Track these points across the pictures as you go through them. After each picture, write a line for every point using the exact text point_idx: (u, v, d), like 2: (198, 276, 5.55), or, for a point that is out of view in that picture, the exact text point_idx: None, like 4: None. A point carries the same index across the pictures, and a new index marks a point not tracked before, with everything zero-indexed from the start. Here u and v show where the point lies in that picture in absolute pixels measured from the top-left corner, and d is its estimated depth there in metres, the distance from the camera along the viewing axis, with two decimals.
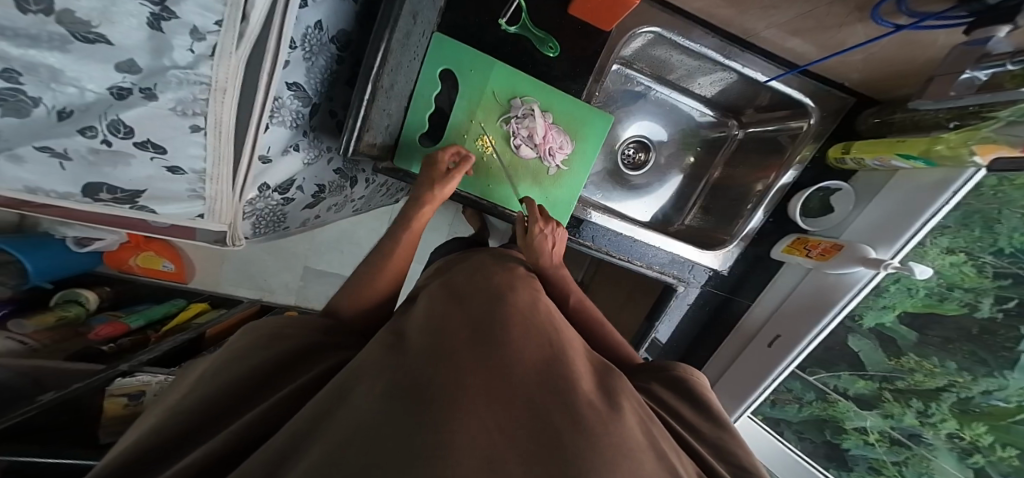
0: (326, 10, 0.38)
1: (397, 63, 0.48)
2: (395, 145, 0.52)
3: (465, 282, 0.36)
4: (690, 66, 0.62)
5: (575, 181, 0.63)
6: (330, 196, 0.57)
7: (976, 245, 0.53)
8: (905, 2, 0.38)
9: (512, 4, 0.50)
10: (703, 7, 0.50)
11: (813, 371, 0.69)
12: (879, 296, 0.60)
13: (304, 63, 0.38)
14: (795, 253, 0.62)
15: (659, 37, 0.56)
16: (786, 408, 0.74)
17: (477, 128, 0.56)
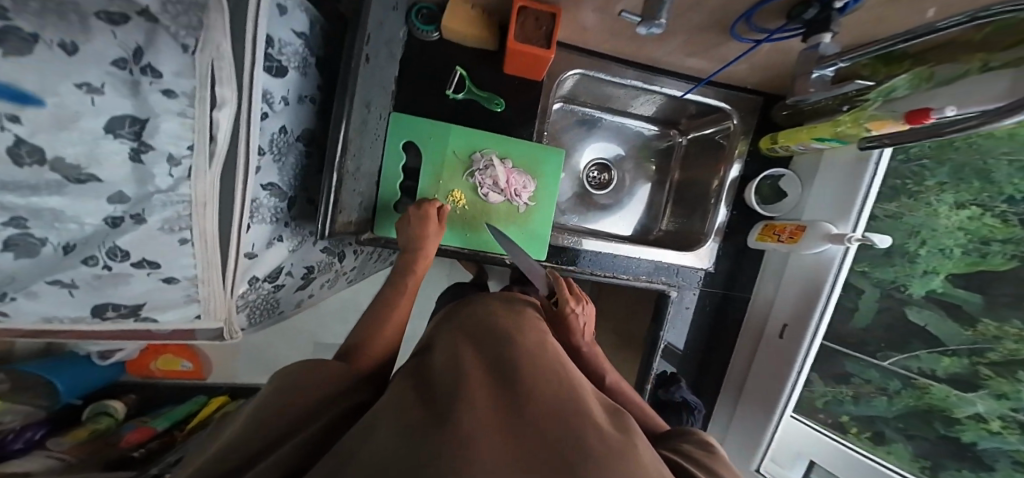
0: (290, 116, 0.41)
1: (363, 144, 0.48)
2: (375, 217, 0.58)
3: (475, 323, 0.38)
4: (621, 94, 0.69)
5: (547, 213, 0.67)
6: (319, 274, 0.62)
7: (987, 196, 0.51)
8: (751, 23, 0.43)
9: (454, 75, 0.58)
10: (614, 48, 0.59)
11: (886, 356, 0.62)
12: (913, 261, 0.59)
13: (275, 165, 0.41)
14: (767, 240, 0.63)
15: (585, 76, 0.65)
16: (873, 403, 0.64)
17: (445, 186, 0.61)
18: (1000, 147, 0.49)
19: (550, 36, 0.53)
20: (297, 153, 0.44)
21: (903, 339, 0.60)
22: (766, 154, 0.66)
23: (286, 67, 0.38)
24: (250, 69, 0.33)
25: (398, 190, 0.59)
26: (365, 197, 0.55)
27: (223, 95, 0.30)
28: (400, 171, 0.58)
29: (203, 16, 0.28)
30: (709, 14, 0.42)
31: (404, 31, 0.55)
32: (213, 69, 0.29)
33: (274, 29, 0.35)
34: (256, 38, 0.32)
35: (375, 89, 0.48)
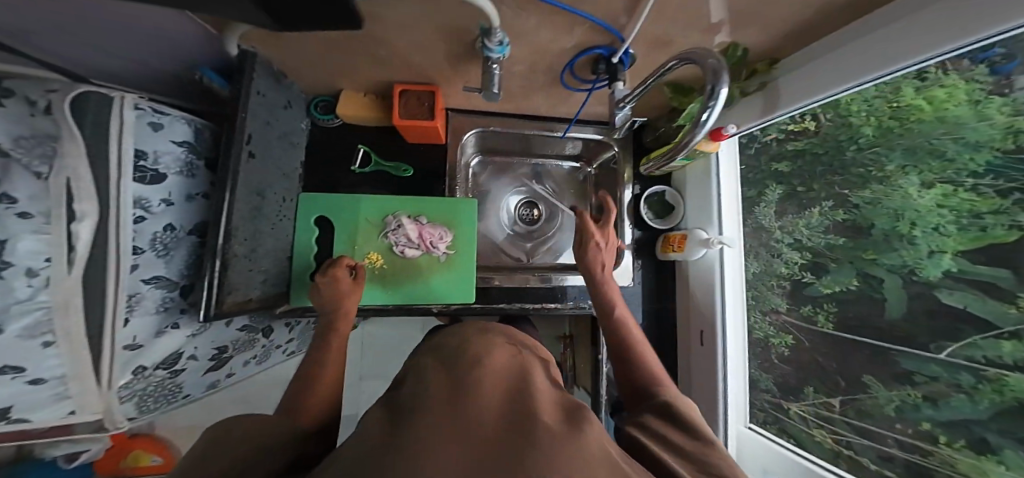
0: (176, 214, 0.45)
1: (260, 227, 0.51)
2: (291, 287, 0.62)
3: (437, 340, 0.38)
4: (522, 142, 0.79)
5: (467, 259, 0.69)
6: (239, 352, 0.62)
7: (952, 171, 0.42)
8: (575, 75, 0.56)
9: (357, 153, 0.67)
10: (499, 105, 0.70)
11: (940, 346, 0.43)
12: (914, 243, 0.46)
13: (162, 260, 0.44)
14: (669, 250, 0.77)
15: (483, 133, 0.74)
16: (956, 404, 0.42)
17: (362, 249, 0.64)
18: (935, 126, 0.43)
19: (433, 108, 0.60)
20: (189, 246, 0.48)
21: (956, 323, 0.42)
22: (649, 174, 0.83)
23: (162, 173, 0.43)
24: (116, 177, 0.38)
25: (314, 261, 0.63)
26: (271, 274, 0.56)
27: (83, 208, 0.35)
28: (314, 242, 0.63)
29: (57, 146, 0.34)
30: (537, 59, 0.52)
31: (308, 122, 0.65)
32: (71, 186, 0.34)
33: (144, 142, 0.41)
34: (121, 153, 0.38)
35: (268, 177, 0.52)
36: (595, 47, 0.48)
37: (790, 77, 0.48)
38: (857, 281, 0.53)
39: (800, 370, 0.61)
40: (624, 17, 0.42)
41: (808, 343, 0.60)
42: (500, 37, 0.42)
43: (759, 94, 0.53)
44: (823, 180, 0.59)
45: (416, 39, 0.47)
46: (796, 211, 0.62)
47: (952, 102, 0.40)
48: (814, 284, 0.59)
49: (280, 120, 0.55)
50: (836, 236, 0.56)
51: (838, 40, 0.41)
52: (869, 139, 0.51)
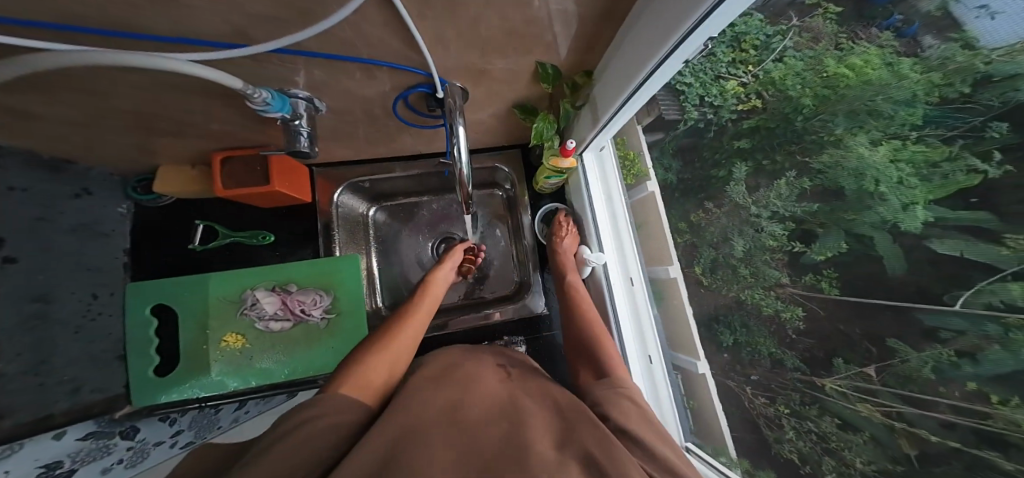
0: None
1: (48, 334, 0.52)
2: (130, 388, 0.62)
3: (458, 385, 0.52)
4: (406, 183, 0.82)
5: (350, 317, 0.67)
6: (84, 464, 0.52)
7: (895, 127, 0.36)
8: (409, 115, 0.61)
9: (195, 229, 0.69)
10: (374, 150, 0.73)
11: (955, 295, 0.34)
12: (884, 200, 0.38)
13: None
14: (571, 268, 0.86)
15: (352, 186, 0.76)
16: (994, 358, 0.30)
17: (219, 330, 0.63)
18: (867, 90, 0.37)
19: (265, 173, 0.61)
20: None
21: (963, 271, 0.33)
22: (544, 192, 0.92)
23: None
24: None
25: (156, 355, 0.64)
26: (85, 381, 0.56)
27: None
28: (152, 336, 0.64)
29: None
30: (365, 104, 0.55)
31: (130, 205, 0.68)
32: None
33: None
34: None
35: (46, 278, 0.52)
36: (417, 85, 0.53)
37: (603, 83, 0.53)
38: (847, 244, 0.43)
39: (826, 341, 0.47)
40: (409, 56, 0.44)
41: (824, 311, 0.47)
42: (263, 94, 0.42)
43: (586, 106, 0.61)
44: (782, 151, 0.51)
45: (197, 111, 0.47)
46: (767, 184, 0.54)
47: (871, 67, 0.36)
48: (806, 253, 0.48)
49: (70, 213, 0.57)
50: (811, 202, 0.47)
51: (627, 31, 0.43)
52: (812, 109, 0.45)
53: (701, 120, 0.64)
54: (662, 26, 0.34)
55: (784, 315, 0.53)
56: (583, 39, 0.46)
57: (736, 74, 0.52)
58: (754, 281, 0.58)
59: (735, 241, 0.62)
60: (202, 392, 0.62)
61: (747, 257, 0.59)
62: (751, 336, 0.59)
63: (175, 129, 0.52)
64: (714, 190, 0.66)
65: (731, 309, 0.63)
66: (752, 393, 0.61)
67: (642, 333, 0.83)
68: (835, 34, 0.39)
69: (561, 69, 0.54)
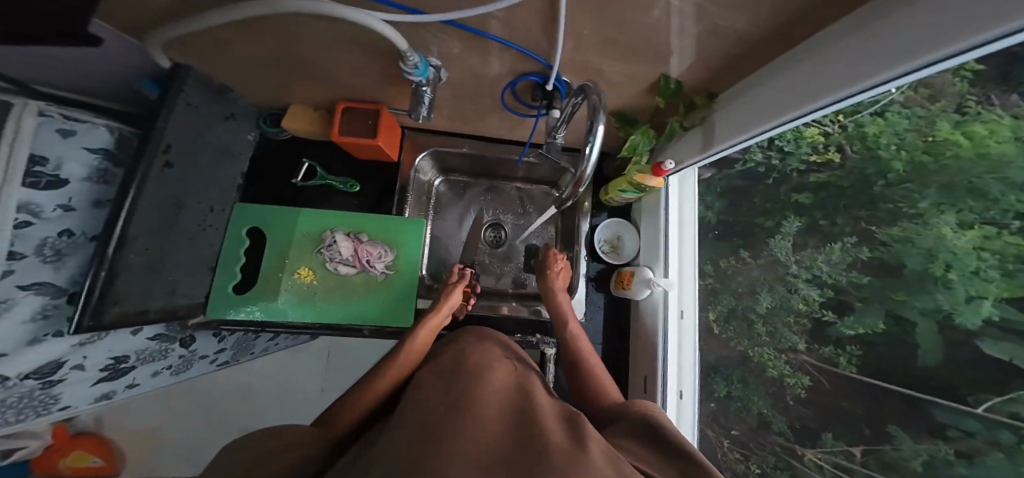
0: (77, 220, 0.42)
1: (174, 240, 0.51)
2: (208, 301, 0.60)
3: (458, 363, 0.49)
4: (482, 162, 0.81)
5: (409, 279, 0.68)
6: (145, 362, 0.60)
7: (997, 212, 0.34)
8: (511, 99, 0.60)
9: (303, 165, 0.69)
10: (457, 125, 0.74)
11: (979, 399, 0.36)
12: (950, 289, 0.38)
13: (47, 267, 0.40)
14: (621, 287, 0.76)
15: (435, 152, 0.77)
16: (992, 463, 0.34)
17: (293, 264, 0.64)
18: (979, 164, 0.35)
19: (375, 127, 0.61)
20: (87, 253, 0.44)
21: (1004, 377, 0.34)
22: (609, 204, 0.83)
23: (65, 178, 0.40)
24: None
25: (239, 273, 0.63)
26: (182, 284, 0.54)
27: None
28: (241, 255, 0.63)
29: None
30: (476, 82, 0.55)
31: (257, 133, 0.68)
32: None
33: (47, 147, 0.38)
34: (13, 148, 0.35)
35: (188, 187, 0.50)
36: (530, 73, 0.51)
37: (728, 110, 0.47)
38: (885, 325, 0.45)
39: (822, 415, 0.52)
40: (544, 45, 0.43)
41: (830, 385, 0.51)
42: (415, 58, 0.43)
43: (699, 129, 0.54)
44: (847, 215, 0.50)
45: (338, 62, 0.49)
46: (817, 245, 0.54)
47: (997, 139, 0.33)
48: (835, 324, 0.50)
49: (219, 132, 0.56)
50: (860, 273, 0.47)
51: (762, 78, 0.41)
52: (899, 175, 0.43)
53: (762, 164, 0.62)
54: (815, 86, 0.33)
55: (788, 379, 0.56)
56: (721, 62, 0.43)
57: (821, 122, 0.49)
58: (769, 341, 0.60)
59: (761, 295, 0.62)
60: (263, 316, 0.62)
61: (767, 315, 0.61)
62: (746, 392, 0.64)
63: (313, 72, 0.52)
64: (755, 238, 0.65)
65: (733, 363, 0.67)
66: (728, 446, 0.66)
67: (683, 369, 0.72)
68: (962, 95, 0.35)
69: (683, 86, 0.50)
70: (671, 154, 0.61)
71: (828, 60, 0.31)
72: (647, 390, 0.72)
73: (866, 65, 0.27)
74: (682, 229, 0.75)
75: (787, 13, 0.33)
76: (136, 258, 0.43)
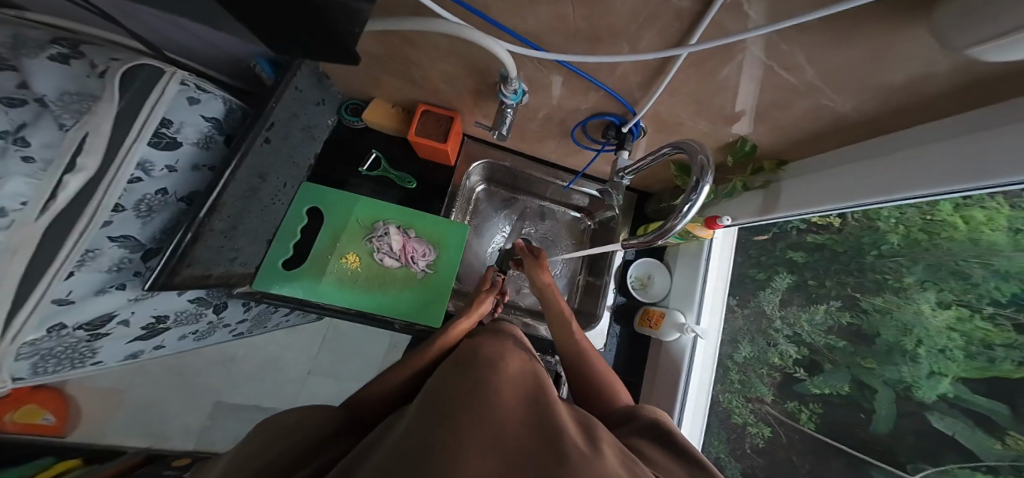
0: (174, 180, 0.45)
1: (251, 205, 0.51)
2: (258, 272, 0.61)
3: (475, 352, 0.47)
4: (529, 178, 0.85)
5: (448, 281, 0.70)
6: (177, 324, 0.59)
7: (972, 295, 0.43)
8: (581, 131, 0.64)
9: (371, 156, 0.72)
10: (515, 142, 0.78)
11: (917, 467, 0.47)
12: (915, 361, 0.48)
13: (138, 221, 0.42)
14: (646, 325, 0.80)
15: (488, 163, 0.82)
16: None
17: (342, 248, 0.66)
18: (971, 248, 0.42)
19: (447, 133, 0.66)
20: (175, 212, 0.46)
21: (938, 447, 0.45)
22: None
23: (179, 141, 0.44)
24: (133, 138, 0.39)
25: (291, 250, 0.64)
26: (243, 254, 0.54)
27: (85, 162, 0.36)
28: (298, 231, 0.64)
29: (93, 106, 0.36)
30: (556, 112, 0.60)
31: (335, 119, 0.71)
32: (84, 141, 0.36)
33: (175, 112, 0.43)
34: (152, 112, 0.40)
35: (274, 162, 0.53)
36: (609, 114, 0.56)
37: (801, 178, 0.52)
38: (849, 387, 0.56)
39: (772, 465, 0.64)
40: (638, 93, 0.49)
41: (785, 440, 0.63)
42: (517, 86, 0.48)
43: (760, 191, 0.59)
44: (835, 279, 0.60)
45: (437, 72, 0.53)
46: (802, 303, 0.64)
47: (991, 226, 0.39)
48: (805, 381, 0.62)
49: (309, 115, 0.60)
50: (837, 337, 0.58)
51: (837, 159, 0.47)
52: (892, 247, 0.51)
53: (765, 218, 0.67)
54: (910, 177, 0.37)
55: (751, 428, 0.69)
56: (793, 136, 0.49)
57: None
58: (739, 388, 0.72)
59: (741, 344, 0.74)
60: (302, 295, 0.62)
61: (743, 364, 0.73)
62: (708, 438, 0.75)
63: (409, 76, 0.57)
64: (743, 290, 0.76)
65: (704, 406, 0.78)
66: None
67: (693, 415, 0.75)
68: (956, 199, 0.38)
69: (755, 150, 0.55)
70: (730, 212, 0.66)
71: (917, 159, 0.36)
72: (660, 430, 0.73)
73: (951, 170, 0.33)
74: (715, 282, 0.77)
75: (892, 103, 0.37)
76: (220, 223, 0.45)
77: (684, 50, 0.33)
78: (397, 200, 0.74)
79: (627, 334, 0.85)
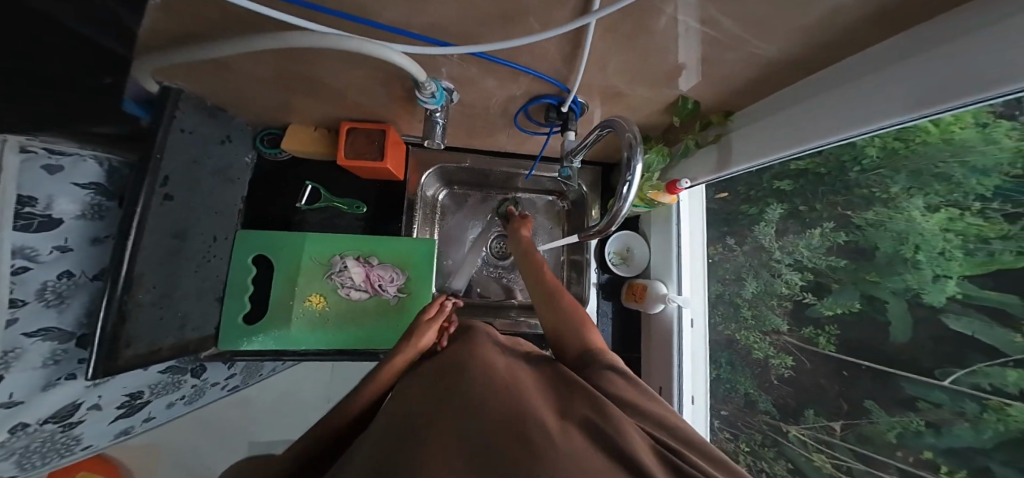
0: (74, 260, 0.42)
1: (177, 269, 0.50)
2: (219, 333, 0.62)
3: (442, 359, 0.45)
4: (490, 174, 0.83)
5: (422, 300, 0.70)
6: (159, 395, 0.59)
7: (959, 193, 0.39)
8: (521, 117, 0.62)
9: (304, 187, 0.73)
10: (464, 140, 0.76)
11: (946, 372, 0.40)
12: (917, 268, 0.43)
13: (52, 311, 0.40)
14: (631, 300, 0.83)
15: (441, 169, 0.80)
16: (959, 432, 0.39)
17: (303, 291, 0.65)
18: (943, 149, 0.39)
19: (382, 149, 0.65)
20: (92, 293, 0.44)
21: (961, 349, 0.39)
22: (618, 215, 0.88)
23: (57, 217, 0.39)
24: None
25: (247, 303, 0.64)
26: (191, 318, 0.55)
27: None
28: (247, 284, 0.64)
29: None
30: (490, 102, 0.57)
31: (254, 155, 0.71)
32: None
33: (34, 186, 0.36)
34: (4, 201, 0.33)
35: (191, 219, 0.53)
36: (545, 96, 0.53)
37: (748, 126, 0.51)
38: (860, 304, 0.50)
39: (800, 393, 0.58)
40: (565, 73, 0.46)
41: (811, 364, 0.57)
42: (433, 86, 0.45)
43: (713, 146, 0.57)
44: (824, 201, 0.55)
45: (350, 82, 0.50)
46: (799, 230, 0.60)
47: (960, 125, 0.34)
48: (815, 305, 0.56)
49: (215, 156, 0.58)
50: (837, 257, 0.53)
51: (779, 103, 0.45)
52: (873, 161, 0.46)
53: None
54: (870, 109, 0.33)
55: (774, 360, 0.62)
56: (734, 85, 0.46)
57: None
58: (753, 324, 0.67)
59: (747, 282, 0.69)
60: (275, 345, 0.63)
61: (752, 300, 0.68)
62: (734, 374, 0.71)
63: (324, 92, 0.53)
64: (737, 227, 0.71)
65: (721, 347, 0.74)
66: (717, 425, 0.74)
67: (696, 372, 0.76)
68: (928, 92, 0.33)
69: (699, 107, 0.53)
70: (683, 171, 0.65)
71: (871, 91, 0.33)
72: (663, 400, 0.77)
73: (910, 98, 0.30)
74: (690, 246, 0.79)
75: (815, 37, 0.34)
76: (145, 295, 0.44)
77: (590, 16, 0.29)
78: (365, 228, 0.75)
79: (620, 308, 0.88)
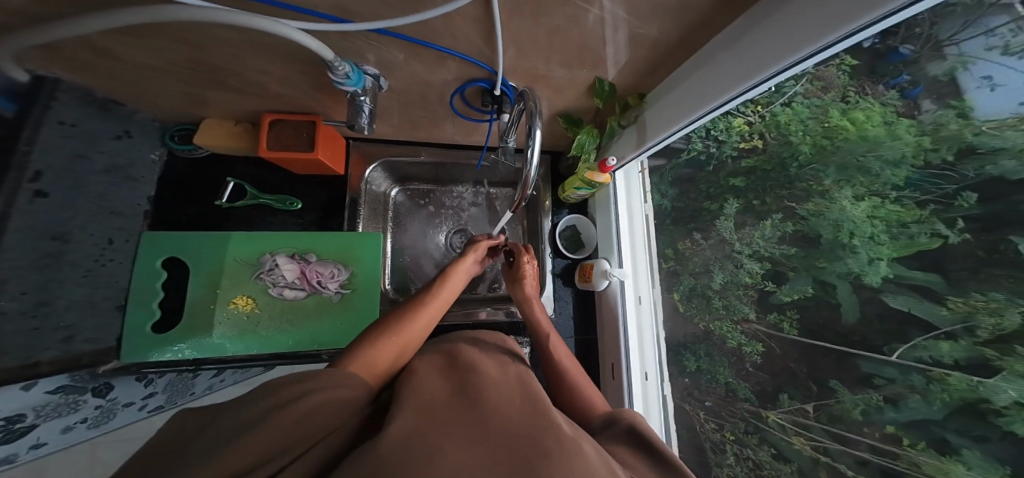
0: None
1: (57, 275, 0.48)
2: (122, 343, 0.58)
3: (449, 358, 0.45)
4: (441, 167, 0.82)
5: (366, 295, 0.66)
6: (48, 419, 0.49)
7: (879, 185, 0.42)
8: (457, 106, 0.63)
9: (226, 184, 0.71)
10: (408, 133, 0.75)
11: (893, 348, 0.41)
12: (855, 253, 0.45)
13: None
14: (584, 279, 0.85)
15: (384, 164, 0.78)
16: (912, 406, 0.39)
17: (231, 292, 0.62)
18: (862, 145, 0.44)
19: (311, 140, 0.63)
20: None
21: (902, 326, 0.41)
22: (567, 202, 0.92)
23: None
24: None
25: (156, 310, 0.60)
26: (81, 329, 0.52)
27: None
28: (157, 289, 0.61)
29: None
30: (423, 89, 0.57)
31: (163, 152, 0.69)
32: None
33: None
34: None
35: (73, 220, 0.50)
36: (477, 79, 0.54)
37: (657, 105, 0.55)
38: (813, 289, 0.51)
39: (776, 378, 0.56)
40: (484, 57, 0.47)
41: (781, 350, 0.56)
42: (346, 67, 0.44)
43: (633, 127, 0.62)
44: (773, 194, 0.57)
45: (269, 71, 0.49)
46: (754, 223, 0.61)
47: (872, 123, 0.42)
48: (776, 293, 0.56)
49: (108, 151, 0.56)
50: (790, 246, 0.54)
51: (679, 77, 0.50)
52: (807, 157, 0.52)
53: (703, 152, 0.70)
54: (755, 63, 0.36)
55: (747, 348, 0.61)
56: (640, 65, 0.50)
57: (744, 113, 0.58)
58: (725, 313, 0.66)
59: (715, 273, 0.69)
60: (191, 354, 0.59)
61: (721, 290, 0.67)
62: (713, 364, 0.68)
63: (240, 84, 0.53)
64: (702, 222, 0.72)
65: (699, 338, 0.72)
66: (704, 417, 0.70)
67: (644, 348, 0.81)
68: (845, 85, 0.44)
69: (616, 88, 0.56)
70: (615, 151, 0.68)
71: (752, 44, 0.36)
72: (615, 375, 0.82)
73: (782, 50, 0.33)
74: (631, 223, 0.86)
75: (681, 19, 0.39)
76: None
77: None
78: (305, 226, 0.73)
79: (577, 292, 0.91)
